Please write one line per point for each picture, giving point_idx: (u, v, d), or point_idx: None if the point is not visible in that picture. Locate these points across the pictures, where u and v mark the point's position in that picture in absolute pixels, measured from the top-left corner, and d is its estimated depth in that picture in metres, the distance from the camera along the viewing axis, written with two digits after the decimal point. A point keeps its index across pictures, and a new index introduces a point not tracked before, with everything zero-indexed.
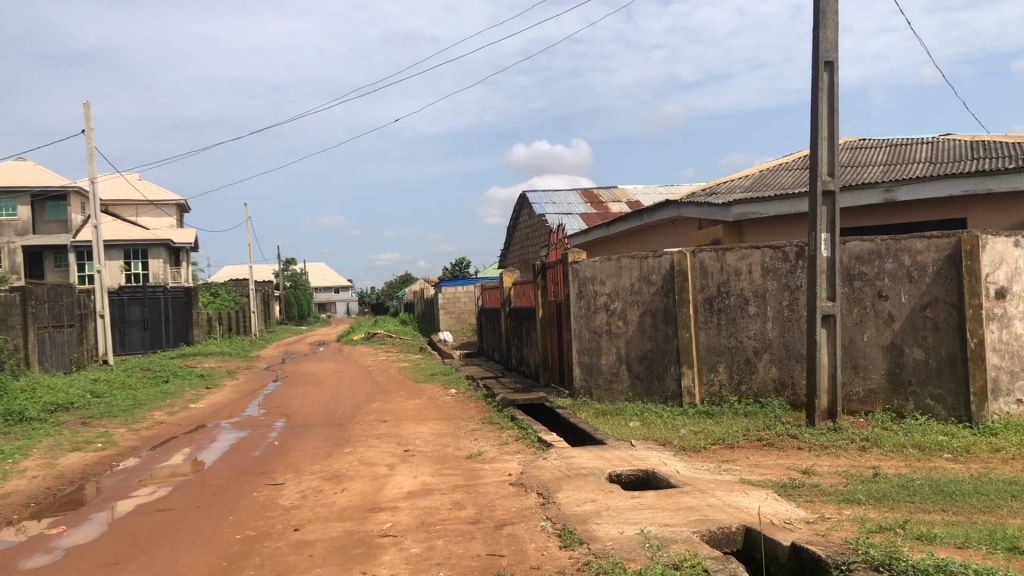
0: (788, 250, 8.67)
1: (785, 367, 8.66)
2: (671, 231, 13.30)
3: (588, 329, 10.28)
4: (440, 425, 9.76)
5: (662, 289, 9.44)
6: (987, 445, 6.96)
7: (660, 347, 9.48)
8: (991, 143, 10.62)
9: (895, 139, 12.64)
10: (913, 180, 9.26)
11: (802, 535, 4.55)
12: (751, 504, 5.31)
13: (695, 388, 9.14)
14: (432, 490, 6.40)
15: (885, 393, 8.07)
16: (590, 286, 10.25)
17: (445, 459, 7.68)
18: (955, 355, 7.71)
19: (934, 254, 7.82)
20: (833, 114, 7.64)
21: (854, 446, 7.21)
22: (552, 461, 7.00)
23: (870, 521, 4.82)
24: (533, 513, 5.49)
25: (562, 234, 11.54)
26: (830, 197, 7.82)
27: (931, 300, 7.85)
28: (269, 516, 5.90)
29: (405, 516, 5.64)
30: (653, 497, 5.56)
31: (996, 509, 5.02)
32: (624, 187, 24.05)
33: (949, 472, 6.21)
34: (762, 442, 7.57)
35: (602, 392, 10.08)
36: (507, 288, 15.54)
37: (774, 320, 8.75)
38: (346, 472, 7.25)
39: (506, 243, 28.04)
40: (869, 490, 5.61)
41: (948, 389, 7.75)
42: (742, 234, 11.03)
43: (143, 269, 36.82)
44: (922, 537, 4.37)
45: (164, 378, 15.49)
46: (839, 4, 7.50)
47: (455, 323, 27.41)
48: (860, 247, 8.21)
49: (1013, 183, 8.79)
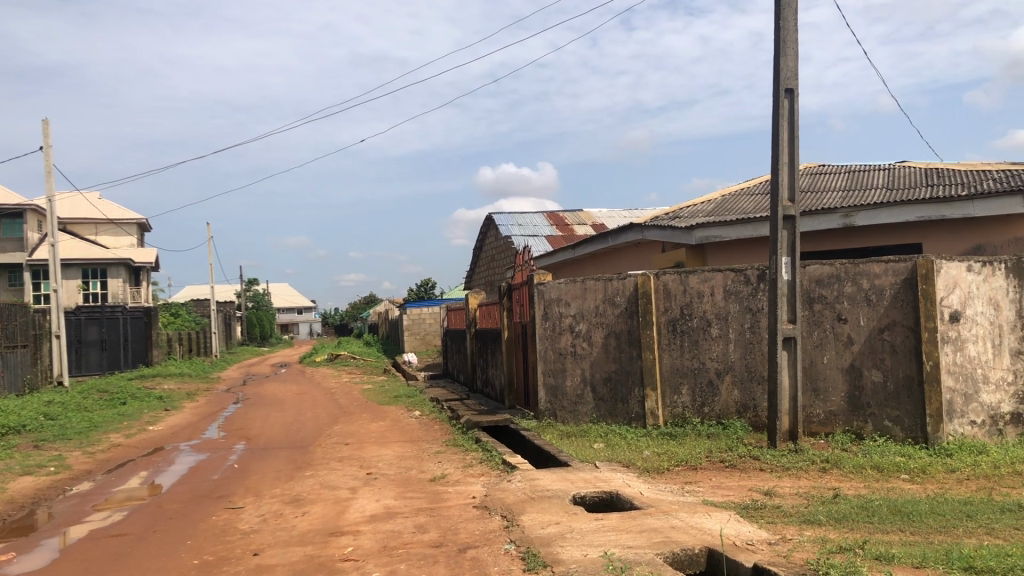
0: (749, 274, 8.79)
1: (746, 389, 8.76)
2: (636, 254, 13.42)
3: (553, 350, 10.28)
4: (403, 447, 9.68)
5: (625, 311, 9.52)
6: (943, 465, 7.09)
7: (624, 368, 9.53)
8: (944, 171, 10.88)
9: (852, 166, 12.91)
10: (871, 206, 9.46)
11: (764, 556, 4.58)
12: (714, 526, 5.33)
13: (658, 410, 9.19)
14: (395, 513, 6.34)
15: (844, 415, 8.19)
16: (556, 307, 10.26)
17: (408, 482, 7.60)
18: (912, 377, 7.86)
19: (892, 278, 7.99)
20: (793, 139, 7.78)
21: (815, 467, 7.30)
22: (517, 483, 6.98)
23: (831, 541, 4.87)
24: (497, 536, 5.46)
25: (528, 257, 11.58)
26: (791, 221, 7.92)
27: (888, 324, 8.01)
28: (227, 541, 5.78)
29: (366, 541, 5.56)
30: (617, 519, 5.57)
31: (952, 529, 5.10)
32: (588, 210, 24.25)
33: (906, 493, 6.32)
34: (724, 464, 7.63)
35: (567, 414, 10.07)
36: (472, 310, 15.51)
37: (736, 342, 8.85)
38: (307, 496, 7.15)
39: (471, 264, 28.05)
40: (829, 511, 5.67)
41: (905, 411, 7.89)
42: (704, 257, 11.15)
43: (102, 288, 36.17)
44: (881, 558, 4.43)
45: (120, 400, 15.15)
46: (799, 34, 7.68)
47: (419, 344, 27.23)
48: (820, 270, 8.35)
49: (964, 210, 9.01)
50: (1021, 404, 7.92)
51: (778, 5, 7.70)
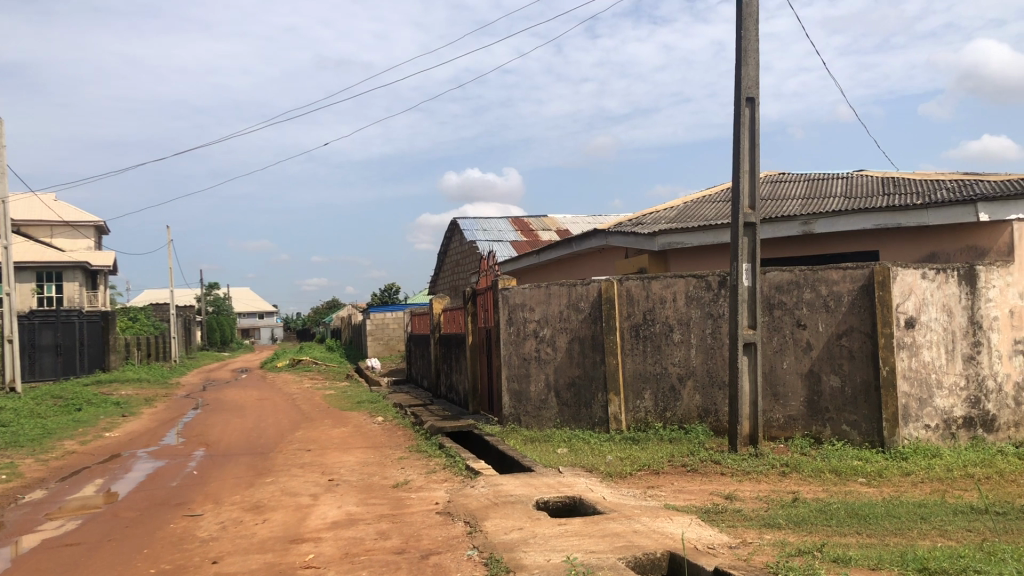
0: (710, 280, 8.88)
1: (707, 394, 8.84)
2: (599, 259, 13.49)
3: (517, 355, 10.29)
4: (366, 453, 9.62)
5: (589, 316, 9.57)
6: (898, 469, 7.23)
7: (588, 373, 9.57)
8: (901, 180, 11.09)
9: (812, 174, 13.12)
10: (829, 214, 9.62)
11: (724, 560, 4.63)
12: (675, 530, 5.38)
13: (621, 415, 9.25)
14: (357, 520, 6.29)
15: (804, 420, 8.31)
16: (520, 312, 10.28)
17: (371, 488, 7.56)
18: (869, 382, 8.00)
19: (850, 284, 8.13)
20: (754, 148, 7.89)
21: (774, 471, 7.40)
22: (480, 489, 6.96)
23: (790, 544, 4.94)
24: (460, 542, 5.45)
25: (493, 262, 11.60)
26: (751, 228, 8.03)
27: (846, 330, 8.15)
28: (185, 549, 5.69)
29: (328, 548, 5.52)
30: (580, 523, 5.58)
31: (907, 531, 5.20)
32: (553, 216, 24.36)
33: (862, 495, 6.43)
34: (686, 468, 7.70)
35: (530, 419, 10.08)
36: (437, 315, 15.48)
37: (697, 348, 8.93)
38: (268, 503, 7.06)
39: (436, 269, 27.99)
40: (788, 514, 5.75)
41: (862, 416, 8.02)
42: (666, 264, 11.25)
43: (57, 292, 35.44)
44: (839, 560, 4.50)
45: (76, 406, 14.84)
46: (759, 44, 7.80)
47: (383, 350, 27.10)
48: (780, 276, 8.48)
49: (919, 219, 9.16)
50: (973, 409, 8.09)
51: (739, 15, 7.82)
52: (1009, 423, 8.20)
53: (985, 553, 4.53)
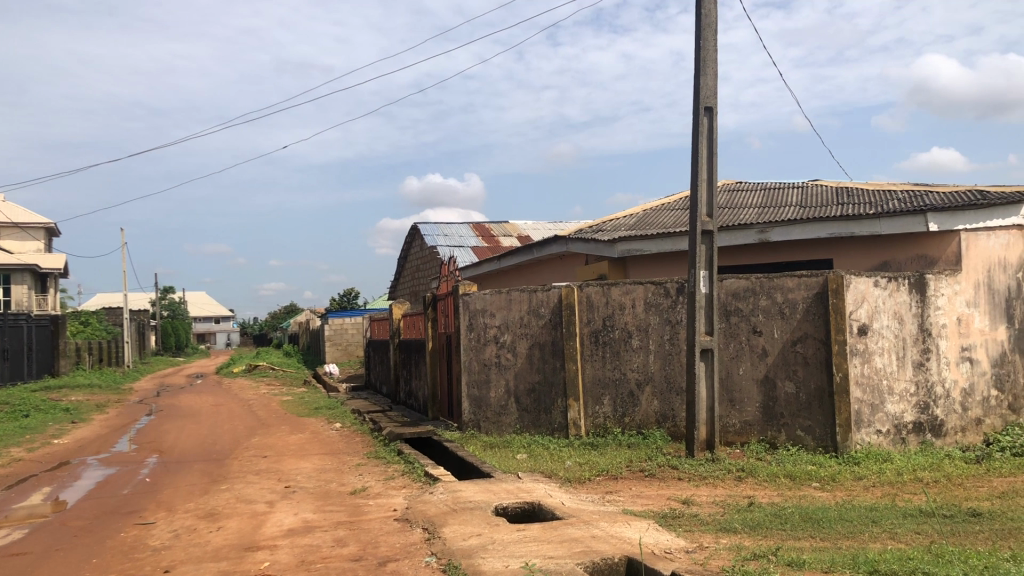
0: (669, 286, 8.97)
1: (665, 400, 8.91)
2: (560, 265, 13.55)
3: (477, 361, 10.27)
4: (323, 460, 9.52)
5: (550, 322, 9.61)
6: (850, 473, 7.37)
7: (548, 379, 9.60)
8: (854, 190, 11.32)
9: (768, 183, 13.33)
10: (784, 222, 9.78)
11: (681, 564, 4.67)
12: (633, 535, 5.42)
13: (580, 420, 9.29)
14: (314, 527, 6.22)
15: (759, 425, 8.43)
16: (480, 318, 10.27)
17: (328, 495, 7.48)
18: (822, 388, 8.14)
19: (804, 292, 8.27)
20: (713, 156, 8.00)
21: (730, 476, 7.49)
22: (439, 495, 6.94)
23: (745, 548, 5.01)
24: (418, 548, 5.43)
25: (453, 268, 11.58)
26: (709, 236, 8.14)
27: (801, 336, 8.28)
28: (136, 558, 5.57)
29: (283, 556, 5.45)
30: (539, 529, 5.59)
31: (858, 535, 5.30)
32: (514, 222, 24.42)
33: (816, 500, 6.54)
34: (644, 473, 7.76)
35: (490, 425, 10.07)
36: (396, 320, 15.40)
37: (656, 353, 9.00)
38: (222, 510, 6.95)
39: (395, 274, 27.85)
40: (744, 519, 5.82)
41: (816, 421, 8.16)
42: (626, 270, 11.33)
43: (5, 295, 34.55)
44: (793, 563, 4.57)
45: (23, 413, 14.45)
46: (718, 55, 7.92)
47: (341, 356, 26.88)
48: (736, 284, 8.60)
49: (871, 228, 9.34)
50: (923, 414, 8.27)
51: (699, 25, 7.94)
52: (956, 428, 8.40)
53: (933, 555, 4.64)
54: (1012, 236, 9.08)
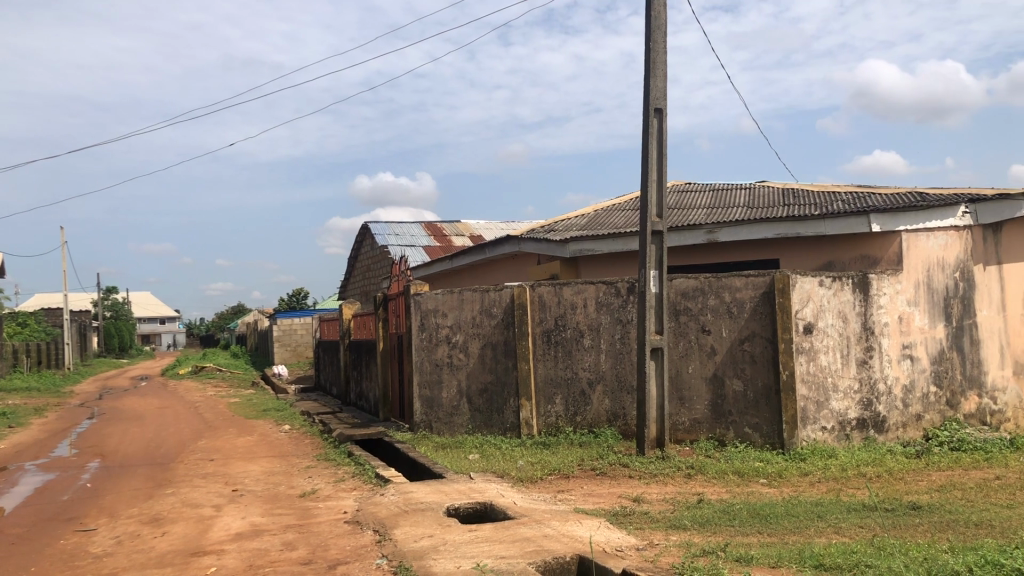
0: (620, 286, 9.03)
1: (616, 398, 8.97)
2: (512, 265, 13.57)
3: (429, 361, 10.22)
4: (272, 462, 9.37)
5: (502, 321, 9.61)
6: (797, 469, 7.51)
7: (500, 379, 9.60)
8: (800, 192, 11.54)
9: (717, 184, 13.52)
10: (732, 223, 9.92)
11: (632, 562, 4.71)
12: (585, 533, 5.44)
13: (533, 420, 9.31)
14: (262, 531, 6.12)
15: (708, 422, 8.54)
16: (432, 318, 10.22)
17: (277, 498, 7.37)
18: (769, 386, 8.28)
19: (752, 291, 8.41)
20: (662, 157, 8.07)
21: (680, 473, 7.58)
22: (390, 496, 6.89)
23: (695, 545, 5.07)
24: (369, 551, 5.37)
25: (404, 268, 11.52)
26: (659, 236, 8.21)
27: (748, 335, 8.42)
28: (76, 566, 5.42)
29: (230, 560, 5.35)
30: (490, 529, 5.59)
31: (804, 530, 5.40)
32: (466, 221, 24.37)
33: (763, 496, 6.65)
34: (595, 472, 7.80)
35: (442, 426, 10.03)
36: (347, 320, 15.26)
37: (607, 353, 9.06)
38: (167, 515, 6.80)
39: (346, 274, 27.61)
40: (694, 516, 5.89)
41: (763, 419, 8.29)
42: (578, 270, 11.39)
43: None
44: (741, 559, 4.63)
45: None
46: (667, 57, 8.00)
47: (290, 356, 26.54)
48: (685, 284, 8.71)
49: (817, 229, 9.52)
50: (866, 411, 8.47)
51: (649, 27, 8.03)
52: (898, 424, 8.61)
53: (875, 548, 4.75)
54: (950, 238, 9.32)
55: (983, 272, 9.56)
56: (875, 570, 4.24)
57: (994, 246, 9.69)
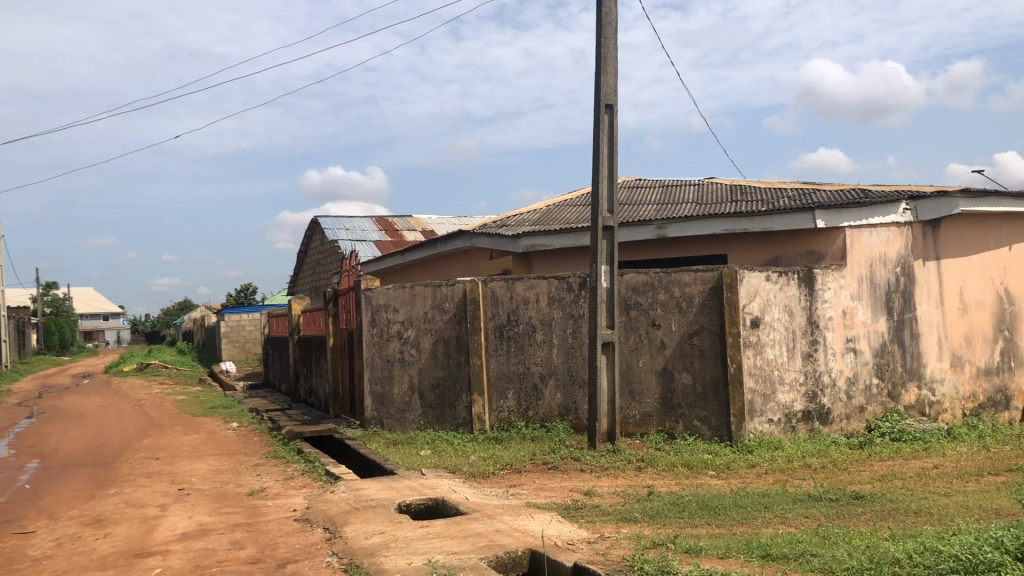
0: (571, 282, 9.07)
1: (568, 393, 9.01)
2: (464, 260, 13.54)
3: (380, 357, 10.13)
4: (219, 461, 9.22)
5: (454, 317, 9.59)
6: (744, 461, 7.65)
7: (452, 374, 9.58)
8: (747, 188, 11.73)
9: (666, 180, 13.67)
10: (681, 218, 10.03)
11: (583, 555, 4.74)
12: (537, 527, 5.47)
13: (485, 415, 9.31)
14: (209, 530, 6.03)
15: (658, 416, 8.64)
16: (383, 313, 10.14)
17: (224, 497, 7.26)
18: (718, 379, 8.41)
19: (701, 286, 8.52)
20: (613, 153, 8.13)
21: (631, 466, 7.65)
22: (340, 494, 6.83)
23: (645, 537, 5.12)
24: (319, 549, 5.32)
25: (355, 263, 11.41)
26: (610, 232, 8.27)
27: (697, 329, 8.53)
28: (14, 570, 5.27)
29: (177, 561, 5.25)
30: (441, 525, 5.57)
31: (751, 520, 5.50)
32: (418, 216, 24.24)
33: (712, 488, 6.76)
34: (547, 466, 7.84)
35: (393, 422, 9.97)
36: (296, 316, 15.06)
37: (559, 347, 9.10)
38: (110, 516, 6.64)
39: (296, 268, 27.29)
40: (644, 508, 5.96)
41: (711, 411, 8.42)
42: (529, 265, 11.41)
43: None
44: (690, 550, 4.70)
45: None
46: (617, 53, 8.05)
47: (238, 353, 26.13)
48: (636, 279, 8.80)
49: (764, 225, 9.67)
50: (811, 403, 8.65)
51: (599, 23, 8.06)
52: (842, 416, 8.82)
53: (820, 537, 4.86)
54: (892, 233, 9.56)
55: (923, 267, 9.82)
56: (820, 558, 4.34)
57: (932, 242, 9.96)
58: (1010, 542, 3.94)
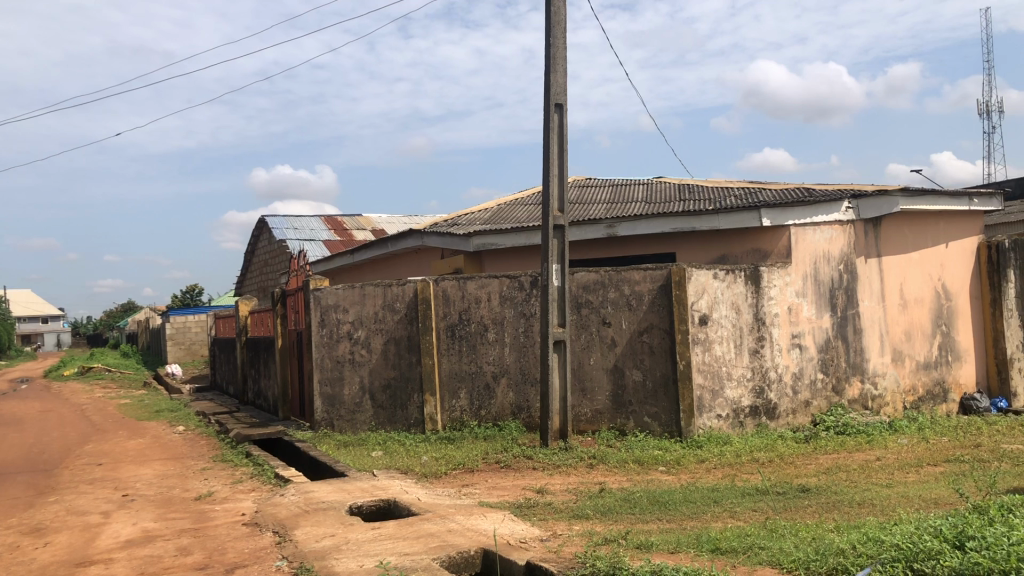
0: (523, 280, 9.08)
1: (520, 391, 9.02)
2: (415, 260, 13.47)
3: (330, 358, 10.03)
4: (165, 465, 9.02)
5: (405, 317, 9.54)
6: (694, 456, 7.75)
7: (403, 375, 9.53)
8: (695, 187, 11.88)
9: (616, 179, 13.78)
10: (630, 217, 10.12)
11: (536, 553, 4.76)
12: (489, 526, 5.46)
13: (437, 415, 9.28)
14: (154, 537, 5.90)
15: (609, 413, 8.71)
16: (333, 314, 10.04)
17: (170, 502, 7.11)
18: (667, 376, 8.50)
19: (650, 284, 8.61)
20: (563, 152, 8.16)
21: (583, 463, 7.71)
22: (290, 497, 6.74)
23: (597, 534, 5.16)
24: (268, 553, 5.24)
25: (304, 263, 11.27)
26: (561, 231, 8.30)
27: (647, 327, 8.62)
28: None
29: (120, 568, 5.13)
30: (394, 526, 5.54)
31: (701, 515, 5.59)
32: (368, 214, 24.02)
33: (662, 483, 6.85)
34: (500, 465, 7.85)
35: (344, 423, 9.87)
36: (244, 317, 14.82)
37: (510, 346, 9.11)
38: (50, 525, 6.46)
39: (243, 268, 26.86)
40: (596, 505, 6.00)
41: (662, 408, 8.51)
42: (481, 265, 11.40)
43: None
44: (641, 546, 4.74)
45: None
46: (567, 53, 8.09)
47: (184, 355, 25.62)
48: (587, 277, 8.87)
49: (711, 223, 9.78)
50: (758, 398, 8.81)
51: (548, 23, 8.10)
52: (788, 411, 8.99)
53: (768, 530, 4.95)
54: (835, 232, 9.78)
55: (865, 265, 10.07)
56: (768, 551, 4.42)
57: (873, 240, 10.21)
58: (948, 531, 4.06)
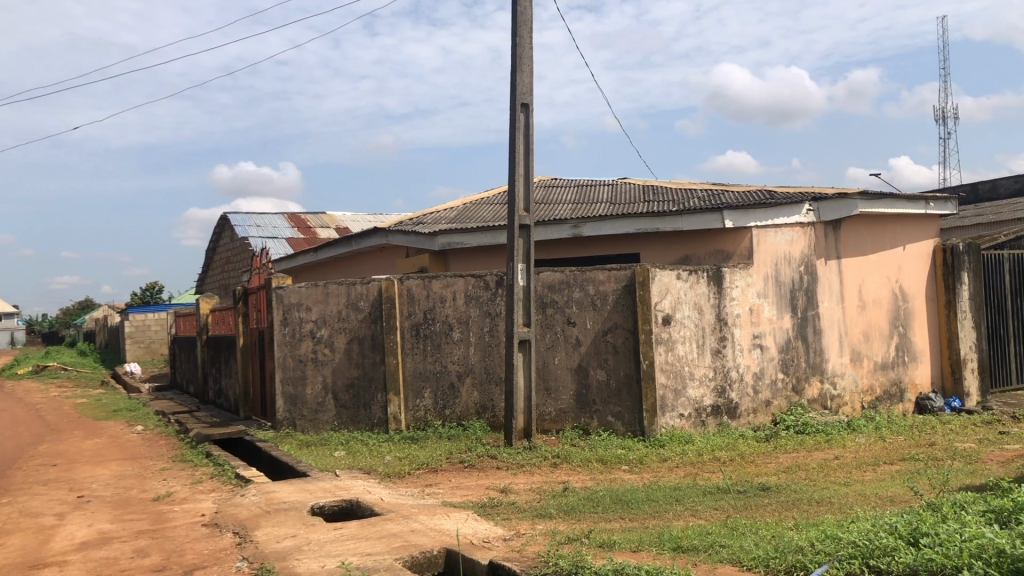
0: (488, 279, 9.07)
1: (484, 391, 9.02)
2: (379, 258, 13.40)
3: (292, 357, 9.93)
4: (122, 466, 8.87)
5: (369, 316, 9.49)
6: (656, 455, 7.82)
7: (367, 374, 9.47)
8: (659, 188, 11.97)
9: (581, 180, 13.82)
10: (595, 218, 10.17)
11: (499, 552, 4.76)
12: (452, 526, 5.45)
13: (401, 415, 9.24)
14: (110, 539, 5.79)
15: (573, 412, 8.75)
16: (295, 312, 9.94)
17: (127, 503, 6.98)
18: (631, 375, 8.56)
19: (614, 284, 8.66)
20: (528, 153, 8.17)
21: (546, 462, 7.73)
22: (250, 497, 6.66)
23: (560, 533, 5.17)
24: (228, 554, 5.18)
25: (265, 261, 11.14)
26: (526, 230, 8.31)
27: (611, 326, 8.67)
28: None
29: (75, 571, 5.03)
30: (356, 527, 5.50)
31: (664, 513, 5.64)
32: (332, 213, 23.82)
33: (625, 482, 6.90)
34: (463, 464, 7.84)
35: (306, 423, 9.79)
36: (205, 316, 14.62)
37: (475, 346, 9.10)
38: (2, 527, 6.31)
39: (205, 266, 26.50)
40: (559, 504, 6.01)
41: (625, 407, 8.56)
42: (446, 264, 11.37)
43: None
44: (604, 545, 4.77)
45: None
46: (533, 53, 8.10)
47: (143, 353, 25.24)
48: (552, 277, 8.89)
49: (674, 224, 9.86)
50: (720, 398, 8.90)
51: (515, 22, 8.10)
52: (749, 410, 9.11)
53: (728, 528, 5.01)
54: (796, 233, 9.91)
55: (825, 266, 10.22)
56: (728, 549, 4.47)
57: (833, 242, 10.38)
58: (903, 527, 4.14)
